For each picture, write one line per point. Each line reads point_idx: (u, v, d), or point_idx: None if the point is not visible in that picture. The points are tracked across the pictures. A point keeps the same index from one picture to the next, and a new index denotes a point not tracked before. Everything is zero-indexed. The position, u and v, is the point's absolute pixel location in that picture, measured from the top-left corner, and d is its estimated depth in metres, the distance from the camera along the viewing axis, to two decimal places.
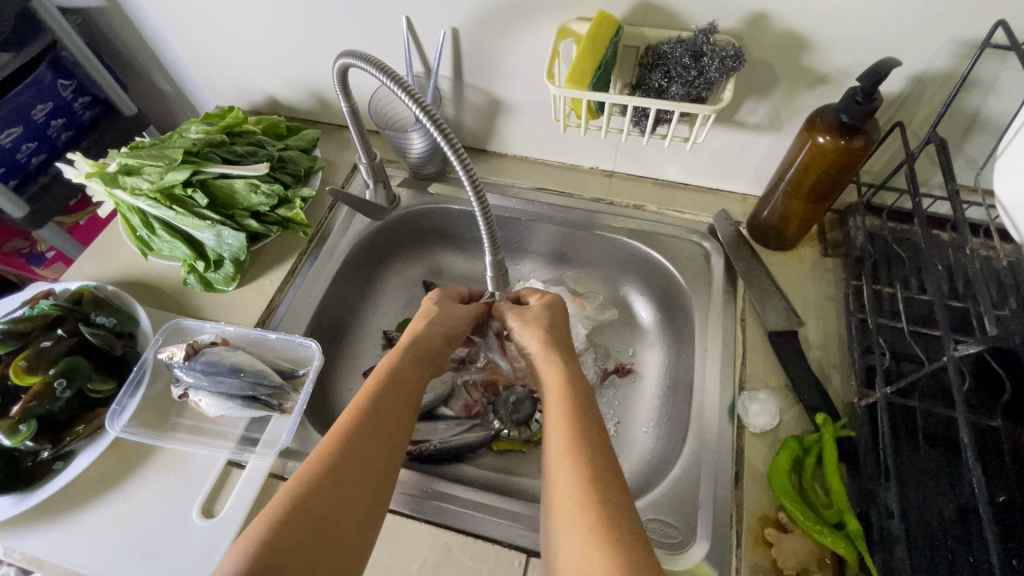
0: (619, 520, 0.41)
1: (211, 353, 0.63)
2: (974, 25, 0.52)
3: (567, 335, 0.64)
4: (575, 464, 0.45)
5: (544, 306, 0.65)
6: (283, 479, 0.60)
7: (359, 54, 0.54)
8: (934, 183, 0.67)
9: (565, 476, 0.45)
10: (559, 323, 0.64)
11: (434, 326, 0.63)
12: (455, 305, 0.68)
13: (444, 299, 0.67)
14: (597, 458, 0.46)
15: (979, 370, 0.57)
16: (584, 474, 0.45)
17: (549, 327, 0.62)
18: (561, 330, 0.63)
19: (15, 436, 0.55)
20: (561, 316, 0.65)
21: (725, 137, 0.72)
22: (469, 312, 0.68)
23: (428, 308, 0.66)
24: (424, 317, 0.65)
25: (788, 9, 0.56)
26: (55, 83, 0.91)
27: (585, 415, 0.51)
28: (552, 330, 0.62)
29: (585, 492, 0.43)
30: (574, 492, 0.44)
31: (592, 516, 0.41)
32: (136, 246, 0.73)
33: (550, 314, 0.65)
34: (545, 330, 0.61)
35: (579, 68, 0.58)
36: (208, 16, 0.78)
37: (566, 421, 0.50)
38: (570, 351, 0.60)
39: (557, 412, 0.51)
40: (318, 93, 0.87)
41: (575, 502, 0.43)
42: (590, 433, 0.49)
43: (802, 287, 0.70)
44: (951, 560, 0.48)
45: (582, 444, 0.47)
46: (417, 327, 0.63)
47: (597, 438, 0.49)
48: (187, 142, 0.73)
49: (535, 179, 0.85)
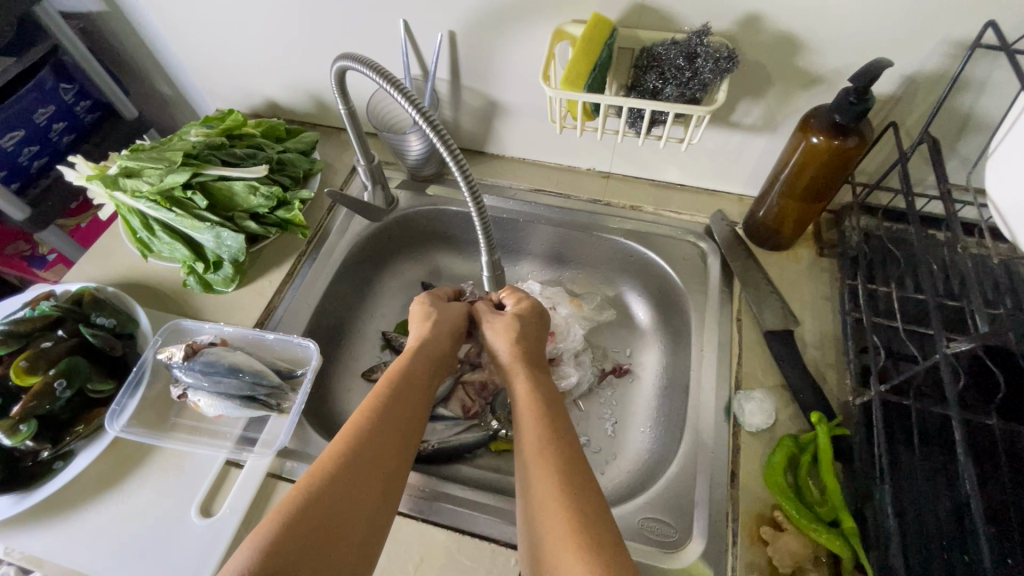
0: (603, 533, 0.41)
1: (210, 353, 0.64)
2: (965, 26, 0.53)
3: (539, 347, 0.63)
4: (543, 475, 0.46)
5: (511, 317, 0.62)
6: (281, 478, 0.60)
7: (357, 56, 0.54)
8: (928, 183, 0.68)
9: (538, 486, 0.45)
10: (535, 334, 0.63)
11: (439, 328, 0.63)
12: (451, 305, 0.67)
13: (428, 299, 0.66)
14: (568, 468, 0.46)
15: (975, 368, 0.57)
16: (556, 482, 0.45)
17: (522, 337, 0.61)
18: (534, 338, 0.62)
19: (15, 436, 0.55)
20: (535, 327, 0.63)
21: (720, 138, 0.72)
22: (464, 308, 0.67)
23: (420, 312, 0.65)
24: (423, 320, 0.64)
25: (780, 11, 0.56)
26: (56, 87, 0.92)
27: (557, 425, 0.51)
28: (520, 338, 0.60)
29: (556, 500, 0.43)
30: (547, 502, 0.44)
31: (565, 525, 0.41)
32: (137, 248, 0.74)
33: (526, 321, 0.63)
34: (517, 337, 0.60)
35: (574, 68, 0.58)
36: (208, 20, 0.79)
37: (536, 431, 0.50)
38: (538, 367, 0.59)
39: (528, 420, 0.51)
40: (317, 96, 0.88)
41: (548, 512, 0.43)
42: (572, 446, 0.49)
43: (798, 287, 0.71)
44: (947, 559, 0.48)
45: (553, 454, 0.47)
46: (425, 331, 0.62)
47: (568, 447, 0.48)
48: (186, 145, 0.74)
49: (532, 181, 0.86)
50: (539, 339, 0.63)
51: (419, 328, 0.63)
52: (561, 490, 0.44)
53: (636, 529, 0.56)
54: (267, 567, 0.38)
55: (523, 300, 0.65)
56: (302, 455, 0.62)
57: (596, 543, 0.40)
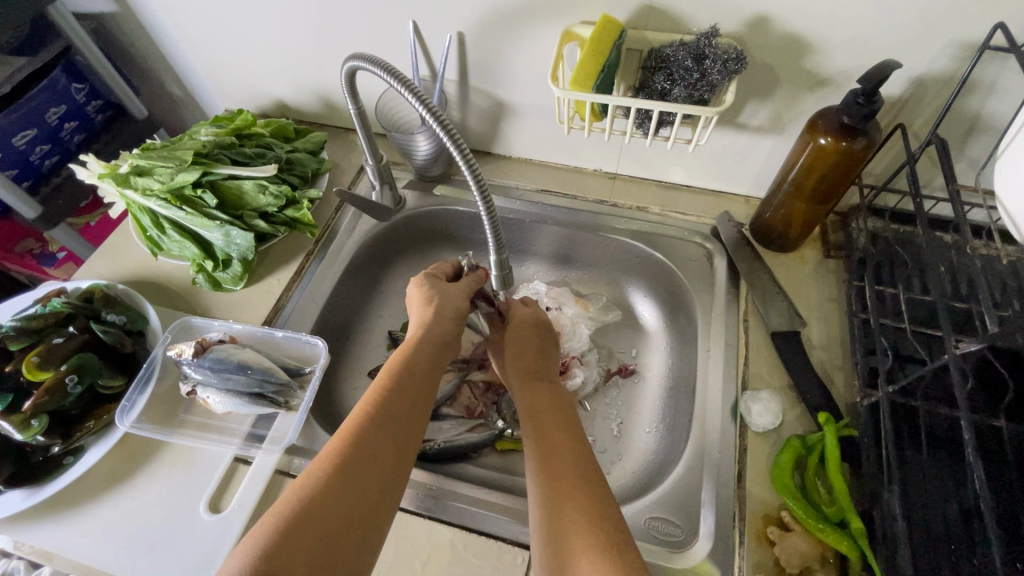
0: (619, 538, 0.43)
1: (219, 351, 0.64)
2: (972, 28, 0.53)
3: (545, 361, 0.66)
4: (555, 482, 0.48)
5: (514, 335, 0.67)
6: (288, 476, 0.60)
7: (369, 56, 0.54)
8: (936, 185, 0.68)
9: (560, 481, 0.48)
10: (537, 343, 0.67)
11: (441, 314, 0.63)
12: (451, 286, 0.67)
13: (425, 281, 0.66)
14: (579, 475, 0.49)
15: (984, 371, 0.57)
16: (578, 481, 0.48)
17: (519, 354, 0.66)
18: (540, 352, 0.66)
19: (27, 431, 0.56)
20: (536, 340, 0.67)
21: (727, 140, 0.72)
22: (465, 289, 0.68)
23: (419, 295, 0.65)
24: (424, 303, 0.64)
25: (788, 13, 0.57)
26: (68, 87, 0.93)
27: (564, 434, 0.54)
28: (517, 357, 0.65)
29: (569, 501, 0.46)
30: (569, 498, 0.46)
31: (583, 521, 0.44)
32: (147, 246, 0.75)
33: (519, 336, 0.67)
34: (525, 352, 0.66)
35: (584, 71, 0.59)
36: (218, 22, 0.80)
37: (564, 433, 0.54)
38: (544, 380, 0.63)
39: (560, 425, 0.55)
40: (326, 96, 0.89)
41: (565, 507, 0.46)
42: (580, 454, 0.51)
43: (805, 288, 0.71)
44: (955, 562, 0.48)
45: (563, 463, 0.50)
46: (426, 315, 0.63)
47: (572, 456, 0.51)
48: (197, 143, 0.75)
49: (539, 181, 0.86)
50: (546, 351, 0.67)
51: (421, 311, 0.64)
52: (579, 491, 0.47)
53: (643, 529, 0.56)
54: (262, 570, 0.38)
55: (528, 309, 0.70)
56: (308, 452, 0.62)
57: (606, 542, 0.43)
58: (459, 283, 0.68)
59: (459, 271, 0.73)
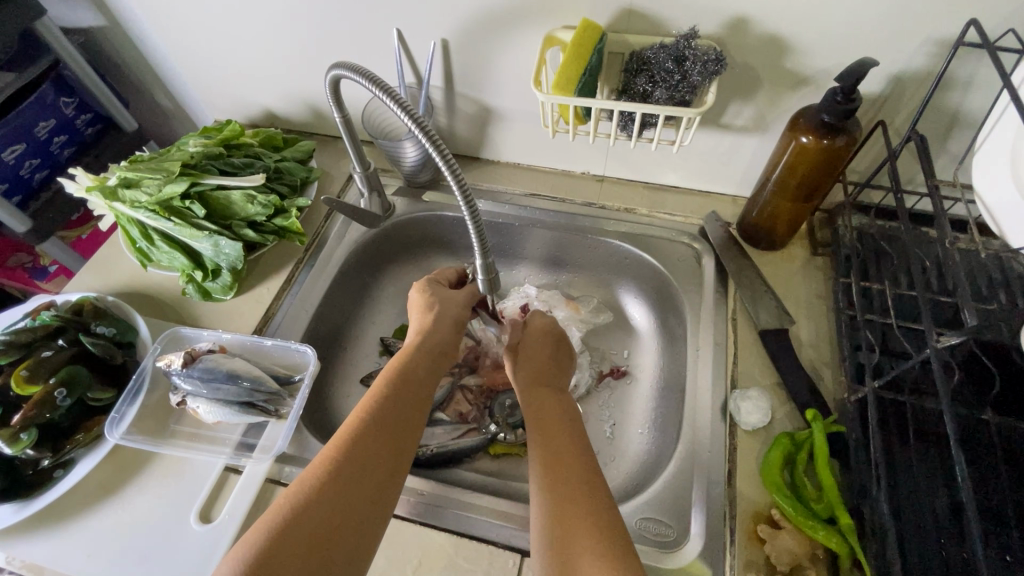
0: (615, 540, 0.44)
1: (209, 360, 0.65)
2: (946, 26, 0.54)
3: (556, 368, 0.66)
4: (556, 488, 0.48)
5: (528, 343, 0.68)
6: (280, 484, 0.61)
7: (351, 65, 0.54)
8: (918, 181, 0.68)
9: (565, 487, 0.48)
10: (549, 351, 0.67)
11: (442, 320, 0.63)
12: (452, 294, 0.68)
13: (428, 287, 0.67)
14: (575, 476, 0.49)
15: (971, 364, 0.57)
16: (576, 485, 0.48)
17: (531, 362, 0.66)
18: (552, 358, 0.67)
19: (16, 444, 0.55)
20: (551, 351, 0.67)
21: (713, 140, 0.73)
22: (465, 298, 0.68)
23: (420, 301, 0.65)
24: (424, 310, 0.64)
25: (766, 14, 0.57)
26: (57, 101, 0.94)
27: (566, 439, 0.54)
28: (531, 364, 0.66)
29: (570, 505, 0.47)
30: (573, 503, 0.47)
31: (586, 526, 0.45)
32: (136, 258, 0.75)
33: (533, 344, 0.68)
34: (531, 364, 0.66)
35: (565, 73, 0.59)
36: (204, 34, 0.80)
37: (564, 437, 0.54)
38: (553, 387, 0.63)
39: (561, 429, 0.55)
40: (314, 105, 0.89)
41: (571, 511, 0.46)
42: (579, 460, 0.51)
43: (792, 286, 0.71)
44: (945, 557, 0.47)
45: (565, 469, 0.50)
46: (425, 321, 0.63)
47: (571, 461, 0.51)
48: (184, 154, 0.75)
49: (527, 186, 0.86)
50: (559, 362, 0.67)
51: (420, 318, 0.64)
52: (581, 495, 0.47)
53: (634, 529, 0.56)
54: None
55: (544, 318, 0.71)
56: (299, 460, 0.62)
57: (607, 546, 0.43)
58: (461, 290, 0.69)
59: (463, 278, 0.74)
